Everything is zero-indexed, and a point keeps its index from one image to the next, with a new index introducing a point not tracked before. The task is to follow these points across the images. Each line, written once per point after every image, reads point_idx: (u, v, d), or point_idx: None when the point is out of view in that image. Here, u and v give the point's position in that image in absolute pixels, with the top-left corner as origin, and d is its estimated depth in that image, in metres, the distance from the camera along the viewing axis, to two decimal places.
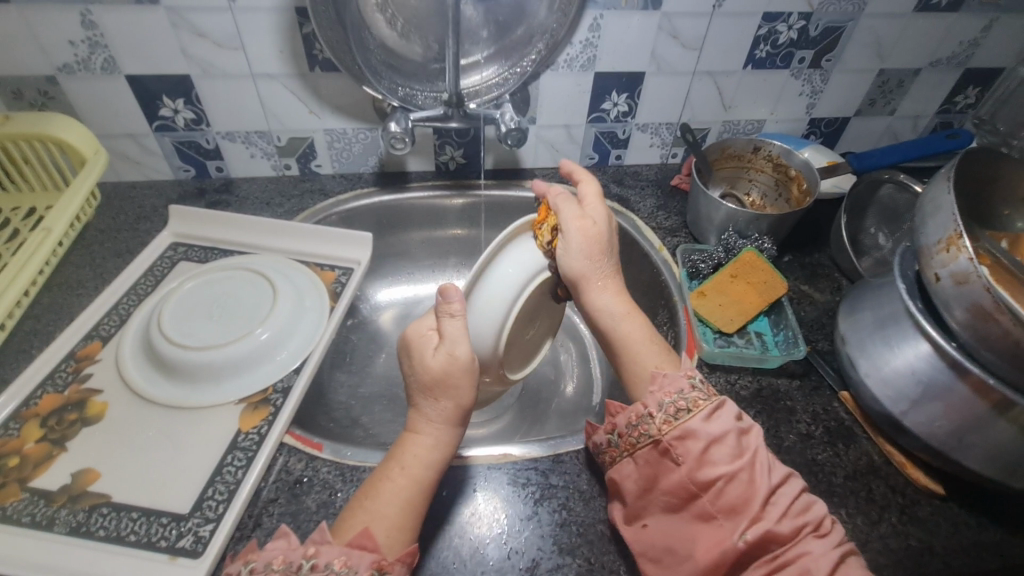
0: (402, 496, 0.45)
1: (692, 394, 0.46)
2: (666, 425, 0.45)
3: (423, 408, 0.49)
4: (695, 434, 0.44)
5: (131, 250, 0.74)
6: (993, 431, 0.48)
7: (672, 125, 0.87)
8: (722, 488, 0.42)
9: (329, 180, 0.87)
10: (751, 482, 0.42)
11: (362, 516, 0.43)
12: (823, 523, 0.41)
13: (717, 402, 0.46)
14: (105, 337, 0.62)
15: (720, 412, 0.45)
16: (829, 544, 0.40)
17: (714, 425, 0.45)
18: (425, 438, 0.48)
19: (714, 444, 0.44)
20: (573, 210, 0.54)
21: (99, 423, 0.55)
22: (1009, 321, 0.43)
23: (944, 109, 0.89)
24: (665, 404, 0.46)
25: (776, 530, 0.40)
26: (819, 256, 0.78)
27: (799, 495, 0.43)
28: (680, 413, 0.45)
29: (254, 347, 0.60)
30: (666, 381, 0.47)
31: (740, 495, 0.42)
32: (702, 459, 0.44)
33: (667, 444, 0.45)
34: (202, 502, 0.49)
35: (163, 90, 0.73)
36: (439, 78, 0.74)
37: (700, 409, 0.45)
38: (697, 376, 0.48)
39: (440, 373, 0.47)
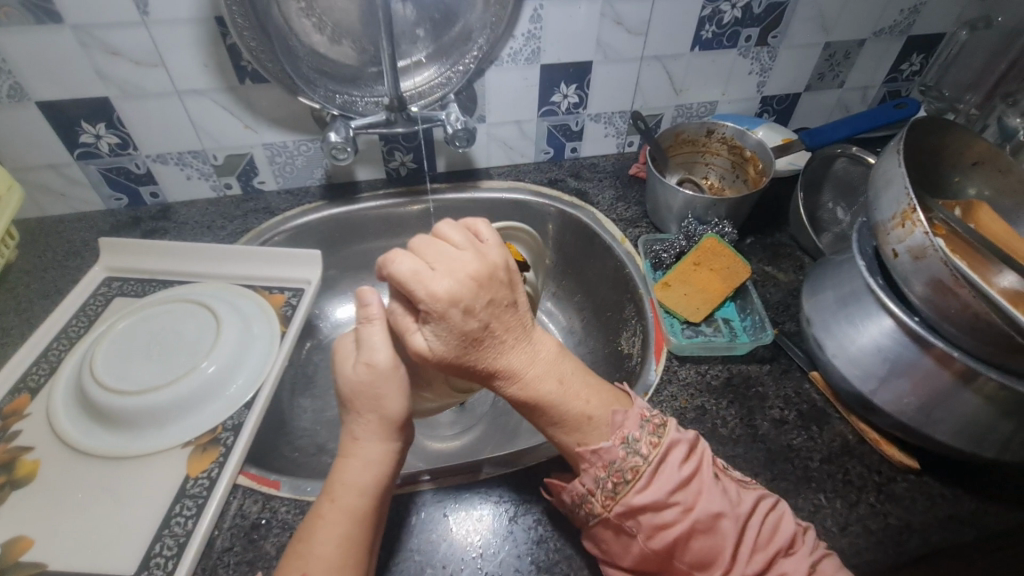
0: (339, 533, 0.42)
1: (630, 459, 0.44)
2: (608, 501, 0.43)
3: (354, 427, 0.46)
4: (641, 506, 0.42)
5: (61, 290, 0.69)
6: (960, 402, 0.47)
7: (624, 113, 0.85)
8: (683, 547, 0.42)
9: (274, 196, 0.83)
10: (711, 529, 0.42)
11: (302, 565, 0.40)
12: (793, 538, 0.43)
13: (658, 457, 0.44)
14: (35, 388, 0.58)
15: (664, 467, 0.44)
16: (803, 559, 0.41)
17: (656, 489, 0.43)
18: (366, 459, 0.45)
19: (667, 504, 0.43)
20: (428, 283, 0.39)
21: (31, 485, 0.50)
22: (970, 294, 0.42)
23: (891, 78, 0.89)
24: (603, 480, 0.44)
25: (746, 569, 0.41)
26: (780, 235, 0.78)
27: (763, 518, 0.43)
28: (619, 486, 0.43)
29: (197, 385, 0.56)
30: (598, 456, 0.44)
31: (706, 544, 0.42)
32: (655, 527, 0.42)
33: (618, 521, 0.43)
34: (149, 560, 0.46)
35: (81, 115, 0.68)
36: (377, 82, 0.71)
37: (639, 477, 0.43)
38: (630, 436, 0.44)
39: (363, 386, 0.45)
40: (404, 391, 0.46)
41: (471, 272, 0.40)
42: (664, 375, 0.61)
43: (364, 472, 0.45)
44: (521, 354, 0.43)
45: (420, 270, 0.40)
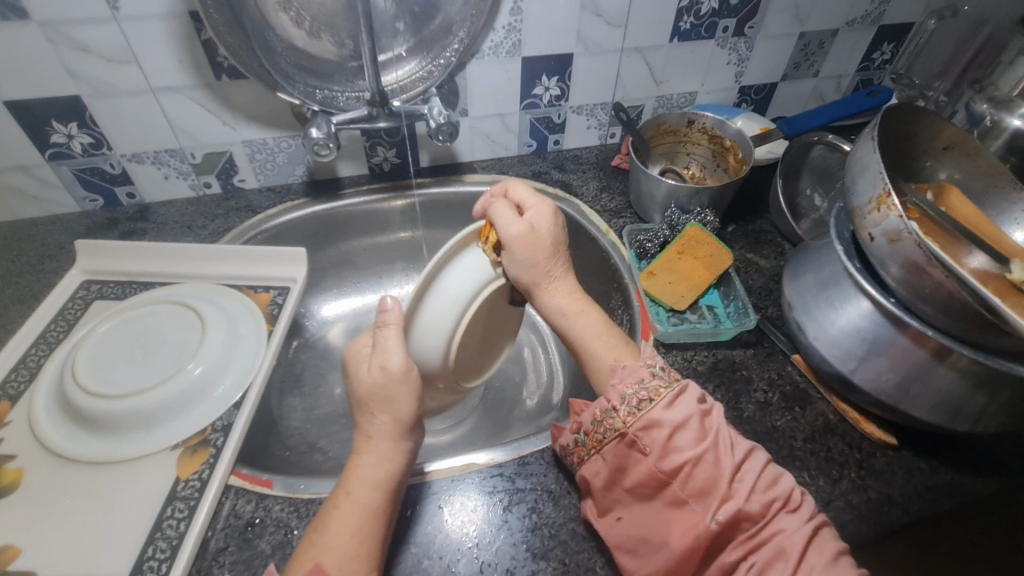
0: (352, 525, 0.42)
1: (653, 382, 0.46)
2: (630, 416, 0.45)
3: (367, 428, 0.47)
4: (659, 420, 0.44)
5: (36, 295, 0.67)
6: (935, 378, 0.49)
7: (606, 105, 0.86)
8: (688, 473, 0.42)
9: (255, 195, 0.82)
10: (718, 463, 0.42)
11: (312, 552, 0.41)
12: (793, 499, 0.42)
13: (679, 389, 0.46)
14: (13, 396, 0.56)
15: (683, 396, 0.45)
16: (804, 520, 0.40)
17: (678, 411, 0.44)
18: (376, 460, 0.45)
19: (680, 428, 0.44)
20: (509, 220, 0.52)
21: (16, 494, 0.49)
22: (943, 275, 0.43)
23: (863, 67, 0.91)
24: (628, 396, 0.46)
25: (746, 510, 0.41)
26: (761, 223, 0.79)
27: (766, 470, 0.43)
28: (643, 403, 0.45)
29: (186, 386, 0.55)
30: (625, 373, 0.47)
31: (711, 478, 0.42)
32: (668, 448, 0.43)
33: (634, 434, 0.44)
34: (143, 563, 0.45)
35: (52, 115, 0.66)
36: (358, 76, 0.71)
37: (662, 397, 0.45)
38: (657, 365, 0.48)
39: (376, 388, 0.46)
40: (415, 393, 0.47)
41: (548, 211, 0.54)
42: None
43: (376, 472, 0.45)
44: (569, 281, 0.55)
45: (512, 212, 0.53)
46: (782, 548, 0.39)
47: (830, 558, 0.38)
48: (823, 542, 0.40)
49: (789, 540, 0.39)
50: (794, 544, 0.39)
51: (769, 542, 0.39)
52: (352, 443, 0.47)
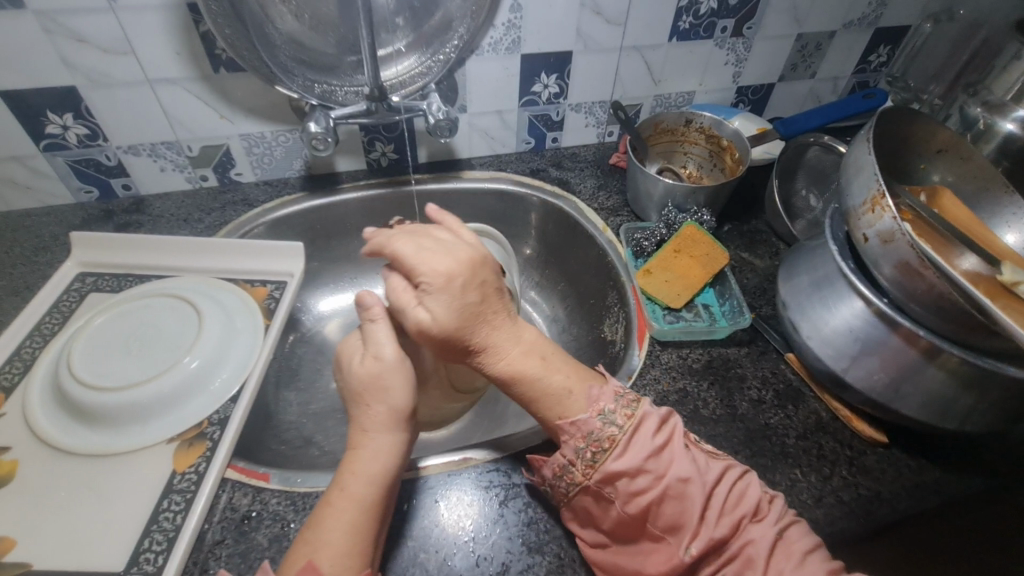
0: (345, 521, 0.42)
1: (606, 430, 0.46)
2: (588, 469, 0.45)
3: (364, 422, 0.47)
4: (617, 471, 0.44)
5: (31, 287, 0.67)
6: (925, 378, 0.50)
7: (604, 103, 0.86)
8: (656, 512, 0.44)
9: (252, 188, 0.81)
10: (681, 497, 0.44)
11: (308, 549, 0.41)
12: (760, 505, 0.44)
13: (632, 429, 0.46)
14: (7, 388, 0.56)
15: (637, 438, 0.45)
16: (771, 526, 0.42)
17: (632, 456, 0.45)
18: (373, 453, 0.46)
19: (640, 472, 0.44)
20: (409, 300, 0.47)
21: (10, 485, 0.49)
22: (935, 276, 0.44)
23: (860, 69, 0.92)
24: (583, 449, 0.46)
25: (714, 536, 0.43)
26: (757, 222, 0.80)
27: (731, 487, 0.45)
28: (598, 455, 0.45)
29: (181, 379, 0.55)
30: (576, 426, 0.46)
31: (676, 511, 0.44)
32: (630, 493, 0.44)
33: (597, 486, 0.45)
34: (139, 555, 0.45)
35: (47, 105, 0.66)
36: (357, 71, 0.70)
37: (615, 446, 0.45)
38: (606, 408, 0.47)
39: (368, 378, 0.47)
40: (410, 383, 0.48)
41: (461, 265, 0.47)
42: (647, 359, 0.63)
43: (371, 465, 0.45)
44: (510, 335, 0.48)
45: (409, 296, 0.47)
46: (750, 561, 0.41)
47: (797, 559, 0.41)
48: (792, 541, 0.42)
49: (757, 551, 0.41)
50: (761, 553, 0.41)
51: (739, 560, 0.42)
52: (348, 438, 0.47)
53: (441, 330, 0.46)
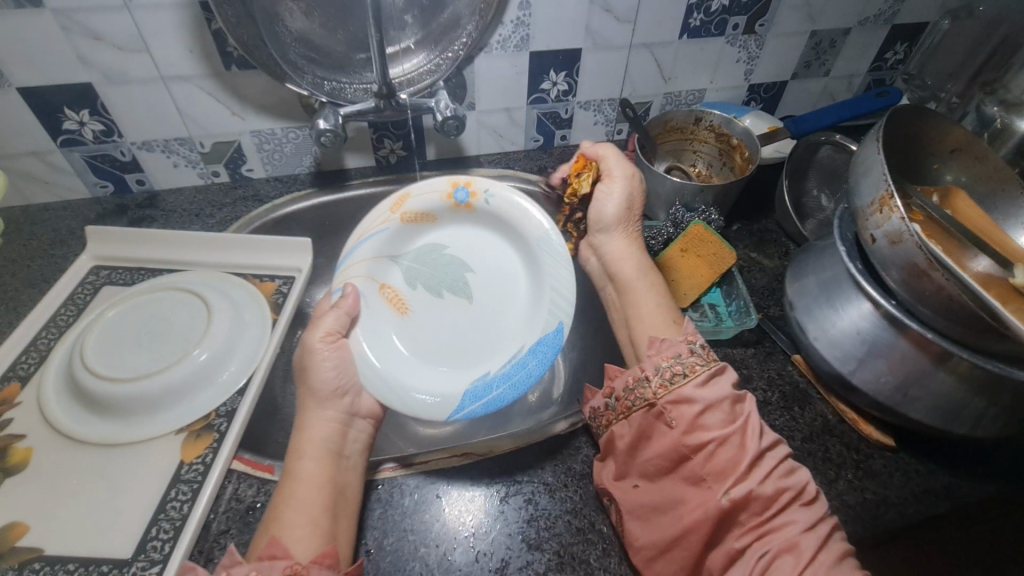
0: (309, 501, 0.45)
1: (689, 359, 0.50)
2: (661, 389, 0.48)
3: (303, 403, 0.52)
4: (691, 395, 0.47)
5: (47, 279, 0.69)
6: (934, 381, 0.49)
7: (614, 101, 0.86)
8: (712, 451, 0.45)
9: (263, 184, 0.83)
10: (743, 445, 0.45)
11: (270, 529, 0.43)
12: (808, 491, 0.44)
13: (715, 368, 0.49)
14: (23, 377, 0.58)
15: (716, 378, 0.49)
16: (811, 511, 0.43)
17: (711, 391, 0.48)
18: (313, 430, 0.50)
19: (709, 407, 0.47)
20: (605, 189, 0.66)
21: (25, 472, 0.50)
22: (943, 278, 0.43)
23: (875, 67, 0.90)
24: (663, 368, 0.49)
25: (761, 493, 0.43)
26: (766, 222, 0.79)
27: (788, 464, 0.46)
28: (677, 377, 0.49)
29: (191, 371, 0.56)
30: (665, 346, 0.51)
31: (733, 458, 0.45)
32: (694, 424, 0.46)
33: (666, 405, 0.48)
34: (146, 543, 0.46)
35: (64, 101, 0.67)
36: (366, 68, 0.71)
37: (697, 374, 0.48)
38: (697, 342, 0.51)
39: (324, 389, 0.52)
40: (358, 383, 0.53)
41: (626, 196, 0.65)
42: None
43: (310, 442, 0.50)
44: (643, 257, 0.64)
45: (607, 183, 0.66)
46: (795, 543, 0.40)
47: (834, 555, 0.40)
48: (831, 542, 0.41)
49: (798, 528, 0.41)
50: (804, 535, 0.41)
51: (779, 528, 0.42)
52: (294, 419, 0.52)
53: (611, 204, 0.65)
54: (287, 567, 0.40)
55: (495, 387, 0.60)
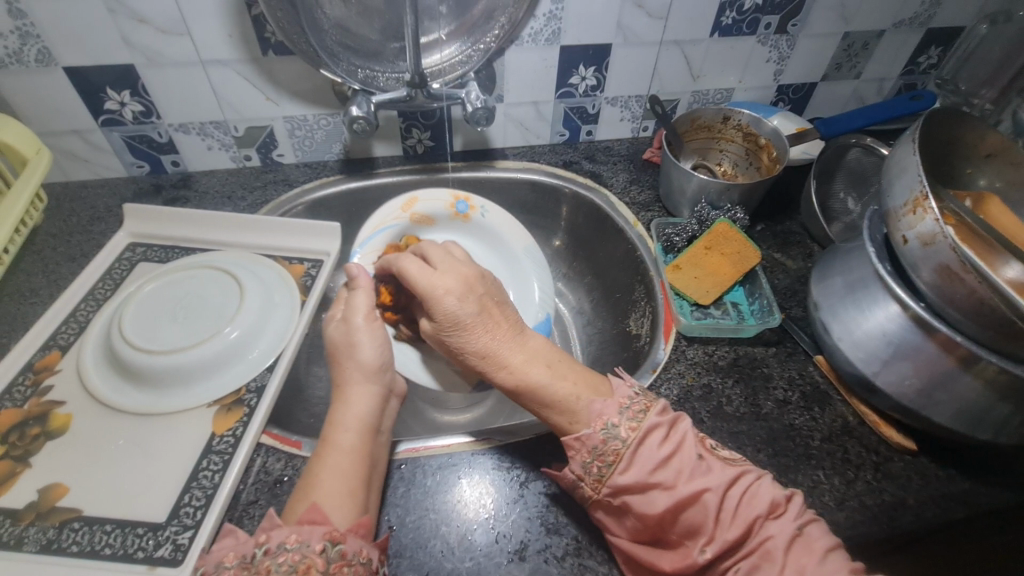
0: (341, 466, 0.45)
1: (609, 445, 0.45)
2: (597, 485, 0.45)
3: (338, 377, 0.53)
4: (624, 487, 0.44)
5: (86, 254, 0.71)
6: (959, 385, 0.49)
7: (641, 98, 0.86)
8: (670, 521, 0.43)
9: (292, 169, 0.84)
10: (695, 502, 0.42)
11: (306, 493, 0.43)
12: (775, 504, 0.42)
13: (636, 441, 0.45)
14: (64, 346, 0.60)
15: (641, 450, 0.44)
16: (788, 524, 0.41)
17: (639, 470, 0.44)
18: (351, 407, 0.50)
19: (648, 486, 0.43)
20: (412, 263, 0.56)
21: (64, 436, 0.52)
22: (975, 281, 0.43)
23: (908, 71, 0.89)
24: (588, 465, 0.46)
25: (731, 538, 0.41)
26: (791, 223, 0.79)
27: (750, 485, 0.43)
28: (603, 470, 0.45)
29: (222, 347, 0.58)
30: (580, 442, 0.46)
31: (692, 516, 0.42)
32: (642, 507, 0.43)
33: (608, 499, 0.45)
34: (179, 509, 0.48)
35: (107, 82, 0.69)
36: (399, 58, 0.72)
37: (620, 461, 0.44)
38: (608, 424, 0.46)
39: (342, 339, 0.54)
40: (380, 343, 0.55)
41: (461, 284, 0.54)
42: (672, 354, 0.63)
43: (353, 416, 0.49)
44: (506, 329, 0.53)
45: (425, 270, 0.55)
46: (767, 553, 0.40)
47: (819, 556, 0.39)
48: (812, 539, 0.41)
49: (776, 545, 0.40)
50: (779, 544, 0.40)
51: (756, 551, 0.40)
52: (334, 394, 0.52)
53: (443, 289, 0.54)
54: (327, 534, 0.40)
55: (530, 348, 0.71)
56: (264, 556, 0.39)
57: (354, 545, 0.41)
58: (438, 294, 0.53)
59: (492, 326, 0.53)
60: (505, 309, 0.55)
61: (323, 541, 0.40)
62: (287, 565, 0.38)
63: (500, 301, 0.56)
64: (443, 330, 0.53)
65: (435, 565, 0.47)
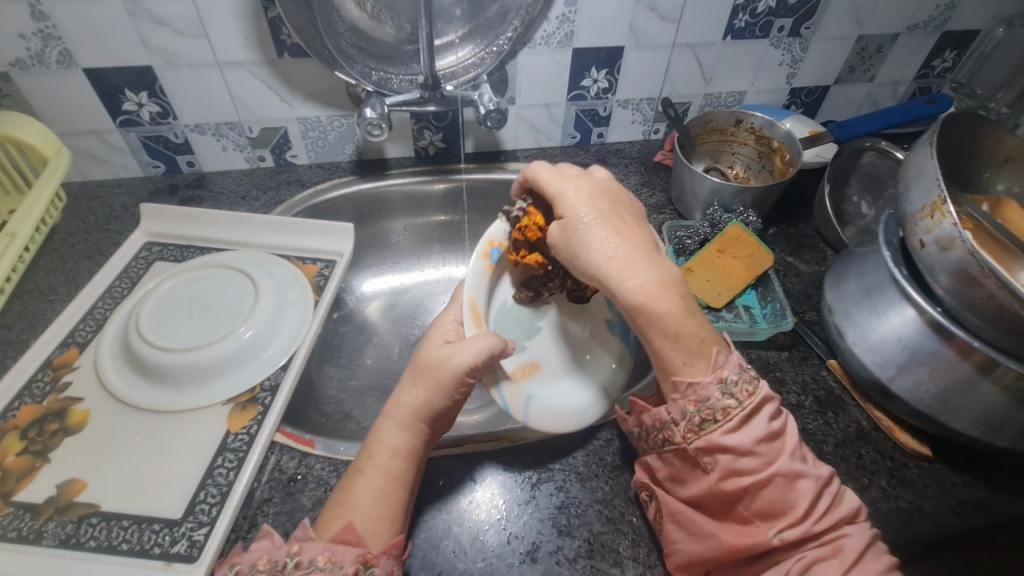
0: (375, 485, 0.44)
1: (722, 401, 0.43)
2: (690, 433, 0.44)
3: (400, 397, 0.49)
4: (726, 445, 0.42)
5: (103, 252, 0.72)
6: (976, 391, 0.48)
7: (653, 100, 0.86)
8: (754, 493, 0.42)
9: (306, 170, 0.85)
10: (789, 483, 0.42)
11: (342, 511, 0.43)
12: (856, 512, 0.43)
13: (752, 405, 0.43)
14: (82, 343, 0.60)
15: (755, 416, 0.43)
16: (863, 531, 0.41)
17: (747, 433, 0.42)
18: (399, 430, 0.47)
19: (749, 452, 0.42)
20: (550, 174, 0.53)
21: (82, 432, 0.53)
22: (995, 286, 0.43)
23: (922, 74, 0.89)
24: (690, 412, 0.44)
25: (816, 530, 0.41)
26: (804, 227, 0.78)
27: (834, 487, 0.43)
28: (706, 423, 0.43)
29: (237, 346, 0.58)
30: (692, 389, 0.44)
31: (778, 497, 0.42)
32: (732, 469, 0.42)
33: (696, 452, 0.44)
34: (195, 506, 0.49)
35: (125, 83, 0.70)
36: (413, 60, 0.72)
37: (730, 418, 0.43)
38: (728, 377, 0.44)
39: (433, 360, 0.49)
40: (448, 392, 0.48)
41: (596, 189, 0.51)
42: None
43: (394, 439, 0.47)
44: (657, 268, 0.47)
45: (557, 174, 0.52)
46: (839, 549, 0.40)
47: (887, 564, 0.39)
48: (881, 548, 0.41)
49: (850, 544, 0.40)
50: (854, 547, 0.40)
51: (828, 545, 0.40)
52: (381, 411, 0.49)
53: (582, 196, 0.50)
54: (361, 557, 0.41)
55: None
56: (296, 568, 0.39)
57: (386, 566, 0.41)
58: (574, 215, 0.49)
59: (616, 244, 0.47)
60: (643, 228, 0.50)
61: (357, 563, 0.40)
62: None
63: (636, 215, 0.51)
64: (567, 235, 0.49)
65: (448, 565, 0.47)
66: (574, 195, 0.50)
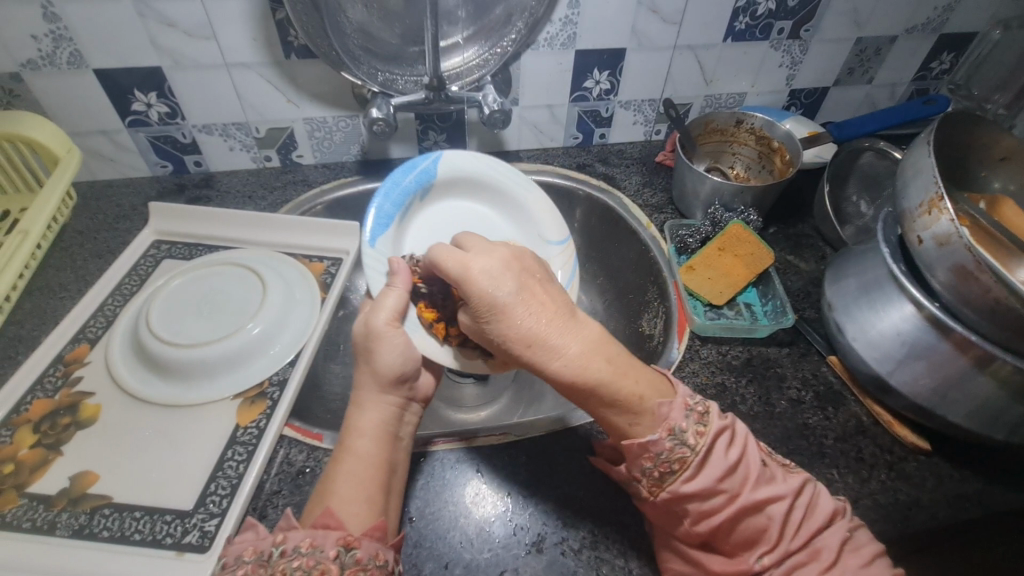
0: (351, 474, 0.45)
1: (676, 451, 0.43)
2: (656, 488, 0.44)
3: (358, 381, 0.51)
4: (686, 495, 0.42)
5: (112, 250, 0.73)
6: (973, 385, 0.49)
7: (654, 101, 0.87)
8: (729, 530, 0.42)
9: (311, 170, 0.86)
10: (757, 511, 0.42)
11: (322, 499, 0.44)
12: (831, 513, 0.43)
13: (705, 449, 0.43)
14: (92, 339, 0.61)
15: (711, 457, 0.43)
16: (840, 529, 0.42)
17: (707, 477, 0.42)
18: (368, 411, 0.50)
19: (714, 493, 0.42)
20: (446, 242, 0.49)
21: (93, 426, 0.54)
22: (991, 281, 0.44)
23: (920, 76, 0.90)
24: (649, 470, 0.44)
25: (792, 548, 0.42)
26: (803, 226, 0.79)
27: (807, 497, 0.44)
28: (665, 475, 0.43)
29: (246, 343, 0.59)
30: (643, 448, 0.44)
31: (753, 525, 0.42)
32: (702, 514, 0.43)
33: (664, 505, 0.44)
34: (206, 497, 0.49)
35: (134, 84, 0.71)
36: (418, 61, 0.74)
37: (687, 467, 0.43)
38: (676, 428, 0.43)
39: (361, 338, 0.53)
40: (399, 350, 0.52)
41: (500, 262, 0.47)
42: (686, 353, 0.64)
43: (369, 421, 0.49)
44: (578, 337, 0.44)
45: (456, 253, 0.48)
46: (817, 553, 0.41)
47: (866, 558, 0.40)
48: (860, 542, 0.42)
49: (827, 547, 0.41)
50: (830, 548, 0.41)
51: (806, 552, 0.42)
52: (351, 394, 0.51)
53: (490, 266, 0.46)
54: (341, 540, 0.40)
55: (413, 192, 0.67)
56: (281, 557, 0.39)
57: (368, 549, 0.41)
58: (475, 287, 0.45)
59: (531, 315, 0.44)
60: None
61: (337, 546, 0.40)
62: (302, 569, 0.38)
63: (544, 277, 0.48)
64: (483, 316, 0.46)
65: (454, 556, 0.48)
66: (477, 265, 0.47)
